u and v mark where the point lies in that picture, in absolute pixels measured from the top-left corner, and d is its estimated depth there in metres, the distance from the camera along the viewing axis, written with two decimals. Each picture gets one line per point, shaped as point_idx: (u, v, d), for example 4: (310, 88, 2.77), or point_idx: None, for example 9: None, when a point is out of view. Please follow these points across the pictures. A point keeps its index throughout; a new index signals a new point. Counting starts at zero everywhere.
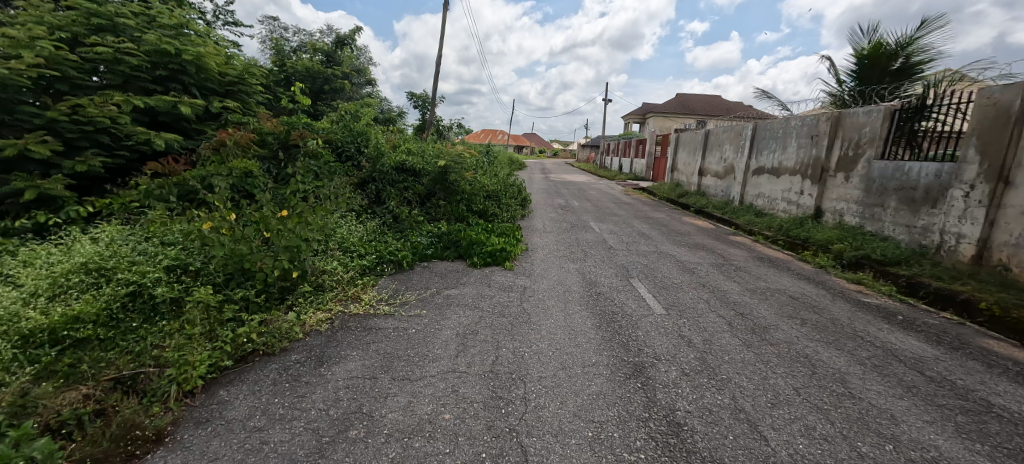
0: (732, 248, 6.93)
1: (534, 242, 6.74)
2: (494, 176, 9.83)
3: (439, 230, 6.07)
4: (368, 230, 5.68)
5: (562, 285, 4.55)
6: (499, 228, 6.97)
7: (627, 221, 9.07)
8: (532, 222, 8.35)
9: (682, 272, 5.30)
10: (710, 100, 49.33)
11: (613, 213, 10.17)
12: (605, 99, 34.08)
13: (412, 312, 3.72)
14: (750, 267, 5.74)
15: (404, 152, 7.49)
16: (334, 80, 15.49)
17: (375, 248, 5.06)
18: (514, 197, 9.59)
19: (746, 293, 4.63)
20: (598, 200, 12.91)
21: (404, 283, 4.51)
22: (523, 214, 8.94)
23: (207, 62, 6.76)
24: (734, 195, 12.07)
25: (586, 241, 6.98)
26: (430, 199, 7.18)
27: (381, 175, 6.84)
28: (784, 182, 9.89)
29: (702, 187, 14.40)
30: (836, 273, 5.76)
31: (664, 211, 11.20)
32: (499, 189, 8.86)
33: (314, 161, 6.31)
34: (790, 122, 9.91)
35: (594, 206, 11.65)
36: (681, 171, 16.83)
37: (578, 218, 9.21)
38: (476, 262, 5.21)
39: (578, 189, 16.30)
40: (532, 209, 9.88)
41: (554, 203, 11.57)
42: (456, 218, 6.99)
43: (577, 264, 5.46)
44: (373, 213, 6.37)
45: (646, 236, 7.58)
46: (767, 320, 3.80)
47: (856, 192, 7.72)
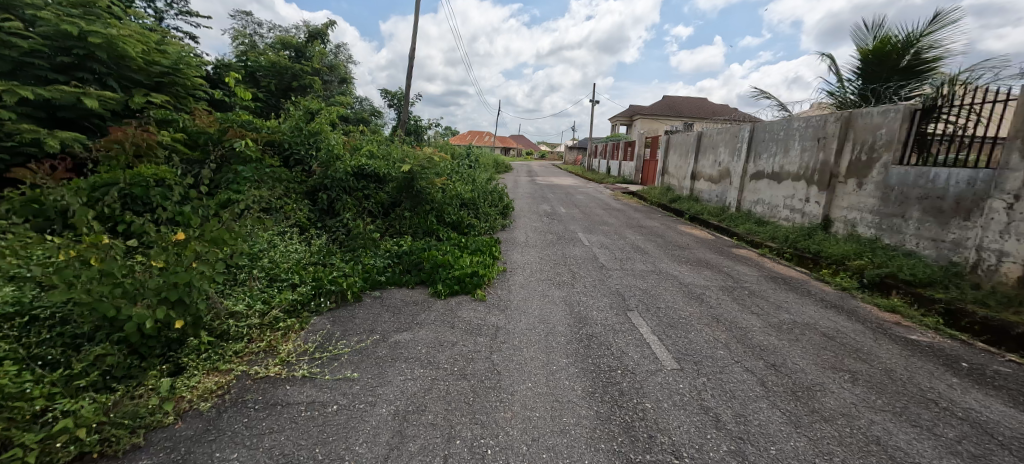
0: (739, 265, 6.09)
1: (514, 259, 5.80)
2: (471, 182, 8.85)
3: (400, 248, 5.09)
4: (310, 251, 4.69)
5: (543, 324, 3.62)
6: (473, 243, 6.01)
7: (618, 231, 8.22)
8: (513, 234, 7.41)
9: (688, 301, 4.42)
10: (698, 102, 49.01)
11: (602, 222, 9.33)
12: (592, 100, 33.38)
13: (340, 374, 2.75)
14: (766, 292, 4.87)
15: (364, 155, 6.49)
16: (303, 76, 14.39)
17: (312, 276, 4.08)
18: (493, 204, 8.64)
19: (771, 331, 3.74)
20: (586, 206, 12.06)
21: (343, 325, 3.52)
22: (504, 224, 8.00)
23: (125, 48, 5.73)
24: (730, 201, 11.30)
25: (574, 256, 6.07)
26: (394, 209, 6.20)
27: (333, 182, 5.82)
28: (786, 188, 9.11)
29: (696, 192, 13.63)
30: (862, 298, 4.95)
31: (656, 219, 10.38)
32: (476, 196, 7.89)
33: (250, 167, 5.30)
34: (793, 123, 9.13)
35: (581, 212, 10.80)
36: (672, 175, 16.08)
37: (565, 228, 8.32)
38: (439, 290, 4.24)
39: (565, 194, 15.45)
40: (514, 218, 8.95)
41: (539, 210, 10.67)
42: (424, 233, 6.02)
43: (563, 289, 4.55)
44: (324, 228, 5.43)
45: (641, 250, 6.69)
46: (809, 379, 2.92)
47: (870, 200, 6.95)
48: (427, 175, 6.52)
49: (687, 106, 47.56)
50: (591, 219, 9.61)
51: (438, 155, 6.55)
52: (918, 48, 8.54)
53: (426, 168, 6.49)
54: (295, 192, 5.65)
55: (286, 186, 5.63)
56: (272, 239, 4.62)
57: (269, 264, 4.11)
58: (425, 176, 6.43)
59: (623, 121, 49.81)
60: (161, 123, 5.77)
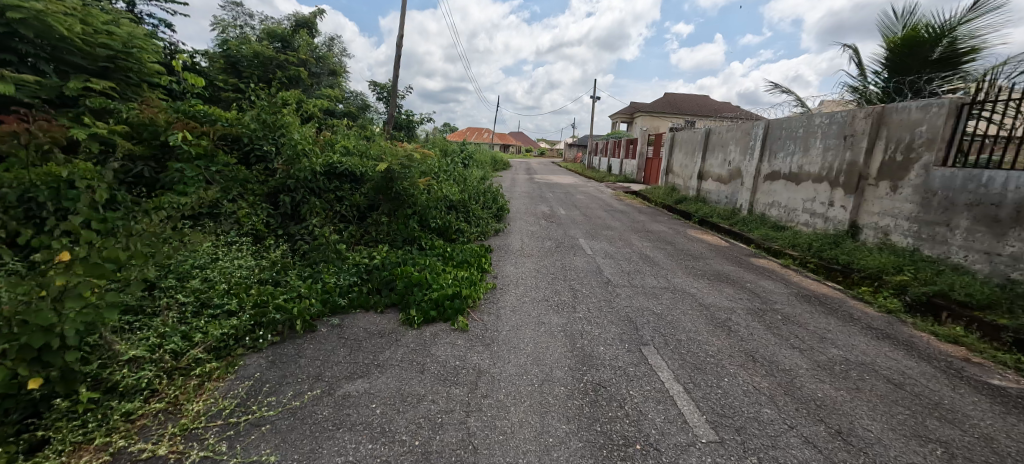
0: (762, 279, 5.32)
1: (506, 272, 5.04)
2: (462, 182, 8.06)
3: (371, 261, 4.33)
4: (260, 266, 3.94)
5: (538, 367, 2.86)
6: (459, 253, 5.26)
7: (624, 237, 7.45)
8: (506, 241, 6.65)
9: (714, 330, 3.66)
10: (699, 99, 48.20)
11: (605, 226, 8.56)
12: (592, 97, 32.57)
13: (258, 453, 2.02)
14: (801, 317, 4.12)
15: (337, 152, 5.71)
16: (288, 67, 13.55)
17: (256, 301, 3.33)
18: (486, 206, 7.86)
19: (825, 377, 2.98)
20: (586, 207, 11.29)
21: (282, 370, 2.77)
22: (497, 228, 7.23)
23: (57, 24, 4.94)
24: (741, 203, 10.54)
25: (575, 268, 5.31)
26: (370, 214, 5.43)
27: (298, 182, 5.03)
28: (806, 190, 8.35)
29: (703, 193, 12.86)
30: (914, 323, 4.22)
31: (663, 222, 9.61)
32: (466, 198, 7.11)
33: (196, 169, 4.55)
34: (814, 119, 8.36)
35: (582, 214, 10.04)
36: (677, 174, 15.31)
37: (565, 233, 7.55)
38: (413, 317, 3.48)
39: (564, 194, 14.67)
40: (509, 222, 8.18)
41: (536, 212, 9.90)
42: (403, 242, 5.26)
43: (563, 314, 3.79)
44: (284, 236, 4.66)
45: (650, 261, 5.92)
46: (891, 456, 2.19)
47: (907, 206, 6.21)
48: (409, 175, 5.73)
49: (688, 103, 46.75)
50: (593, 222, 8.84)
51: (421, 152, 5.76)
52: (953, 38, 7.80)
53: (408, 165, 5.69)
54: (253, 194, 4.88)
55: (243, 187, 4.87)
56: (216, 251, 3.86)
57: (204, 285, 3.36)
58: (406, 176, 5.64)
59: (623, 119, 48.97)
60: (100, 112, 4.99)
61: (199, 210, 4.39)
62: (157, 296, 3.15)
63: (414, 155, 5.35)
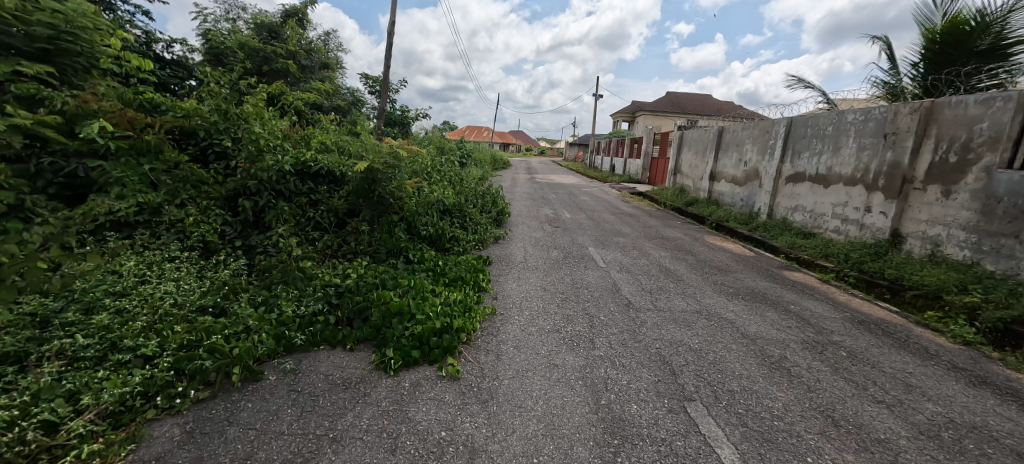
0: (806, 300, 4.55)
1: (507, 290, 4.28)
2: (457, 182, 7.29)
3: (342, 280, 3.56)
4: (202, 290, 3.17)
5: (552, 442, 2.09)
6: (452, 268, 4.50)
7: (638, 246, 6.67)
8: (507, 250, 5.89)
9: (771, 375, 2.90)
10: (703, 98, 47.44)
11: (616, 232, 7.79)
12: (594, 95, 31.86)
13: None
14: (869, 354, 3.35)
15: (312, 149, 4.93)
16: (275, 59, 12.75)
17: (181, 341, 2.57)
18: (484, 210, 7.10)
19: (936, 454, 2.23)
20: (593, 210, 10.51)
21: (199, 448, 2.00)
22: (496, 235, 6.47)
23: None
24: (758, 206, 9.78)
25: (587, 285, 4.55)
26: (349, 221, 4.67)
27: (261, 183, 4.24)
28: (837, 194, 7.59)
29: (715, 195, 12.08)
30: (1005, 361, 3.46)
31: (677, 227, 8.85)
32: (461, 201, 6.35)
33: (135, 173, 3.81)
34: (846, 115, 7.58)
35: (589, 218, 9.27)
36: (685, 174, 14.55)
37: (572, 240, 6.79)
38: (388, 360, 2.72)
39: (568, 195, 13.88)
40: (510, 227, 7.43)
41: (539, 216, 9.13)
42: (386, 254, 4.50)
43: (579, 352, 3.02)
44: (241, 249, 3.90)
45: (672, 275, 5.15)
46: None
47: (964, 213, 5.46)
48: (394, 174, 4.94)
49: (691, 102, 45.99)
50: (601, 228, 8.07)
51: (409, 148, 4.97)
52: (1004, 25, 6.89)
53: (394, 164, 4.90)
54: (207, 197, 4.12)
55: (195, 189, 4.10)
56: (144, 273, 3.09)
57: (115, 320, 2.59)
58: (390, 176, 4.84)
59: (625, 117, 48.20)
60: None
61: (136, 217, 3.63)
62: (48, 337, 2.38)
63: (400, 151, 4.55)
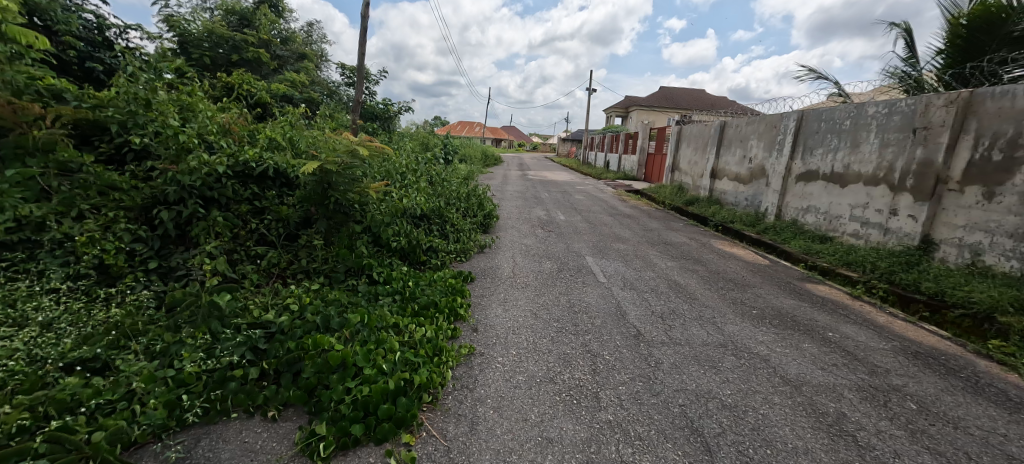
0: (843, 324, 3.87)
1: (489, 318, 3.53)
2: (437, 182, 6.50)
3: (275, 315, 2.79)
4: (79, 336, 2.40)
5: None
6: (423, 290, 3.75)
7: (641, 254, 5.94)
8: (493, 262, 5.15)
9: (835, 448, 2.19)
10: (696, 93, 46.86)
11: (615, 236, 7.06)
12: (587, 89, 31.08)
13: None
14: (943, 406, 2.66)
15: (256, 146, 4.11)
16: (244, 48, 11.81)
17: (13, 427, 1.82)
18: (467, 214, 6.33)
19: None
20: (588, 211, 9.76)
21: None
22: (480, 243, 5.71)
23: None
24: (765, 206, 9.11)
25: (586, 309, 3.81)
26: (302, 234, 3.96)
27: (185, 190, 3.45)
28: (854, 194, 6.92)
29: (716, 193, 11.40)
30: None
31: (681, 230, 8.14)
32: (441, 205, 5.59)
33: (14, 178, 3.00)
34: (866, 108, 6.90)
35: (584, 220, 8.53)
36: (683, 171, 13.87)
37: (567, 247, 6.05)
38: (317, 442, 1.96)
39: (561, 193, 13.12)
40: (498, 233, 6.68)
41: (530, 218, 8.38)
42: (343, 274, 3.74)
43: (579, 417, 2.28)
44: (153, 275, 3.13)
45: (683, 292, 4.42)
46: None
47: (1009, 220, 4.81)
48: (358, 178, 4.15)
49: (685, 97, 45.39)
50: (600, 233, 7.32)
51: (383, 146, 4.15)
52: None
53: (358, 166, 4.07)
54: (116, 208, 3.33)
55: (101, 197, 3.31)
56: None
57: None
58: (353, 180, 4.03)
59: (618, 113, 47.50)
60: None
61: (11, 237, 2.84)
62: None
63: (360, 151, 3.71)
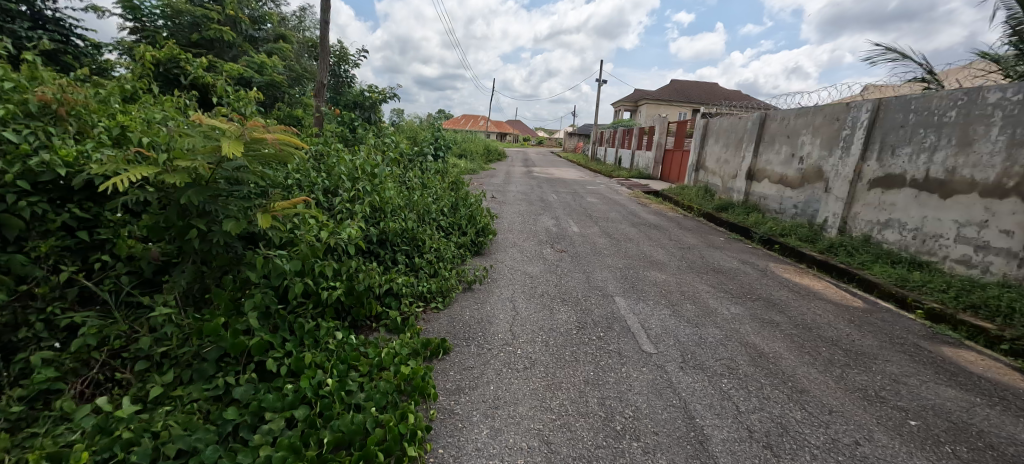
0: None
1: (464, 459, 1.93)
2: (413, 187, 4.86)
3: None
4: None
5: None
6: (352, 395, 2.16)
7: (691, 293, 4.30)
8: (483, 310, 3.55)
9: None
10: (710, 86, 44.79)
11: (647, 259, 5.42)
12: (598, 81, 29.18)
13: None
14: None
15: (86, 140, 2.51)
16: (207, 24, 10.19)
17: None
18: (451, 233, 4.70)
19: None
20: (606, 219, 8.12)
21: None
22: (466, 278, 4.06)
23: None
24: (824, 218, 7.43)
25: (636, 429, 2.19)
26: (155, 290, 2.36)
27: None
28: (964, 209, 5.25)
29: (754, 198, 9.70)
30: None
31: (727, 247, 6.49)
32: (411, 224, 3.97)
33: None
34: (984, 95, 5.20)
35: (603, 232, 6.90)
36: (710, 171, 12.13)
37: (589, 280, 4.43)
38: None
39: (572, 195, 11.45)
40: (495, 255, 5.06)
41: (537, 230, 6.75)
42: (213, 366, 2.15)
43: None
44: None
45: (780, 376, 2.80)
46: None
47: None
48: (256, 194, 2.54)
49: (698, 90, 43.36)
50: (627, 252, 5.68)
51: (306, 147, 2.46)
52: None
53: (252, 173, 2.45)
54: None
55: None
56: None
57: None
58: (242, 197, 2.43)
59: (628, 106, 45.51)
60: None
61: None
62: None
63: (223, 148, 2.01)
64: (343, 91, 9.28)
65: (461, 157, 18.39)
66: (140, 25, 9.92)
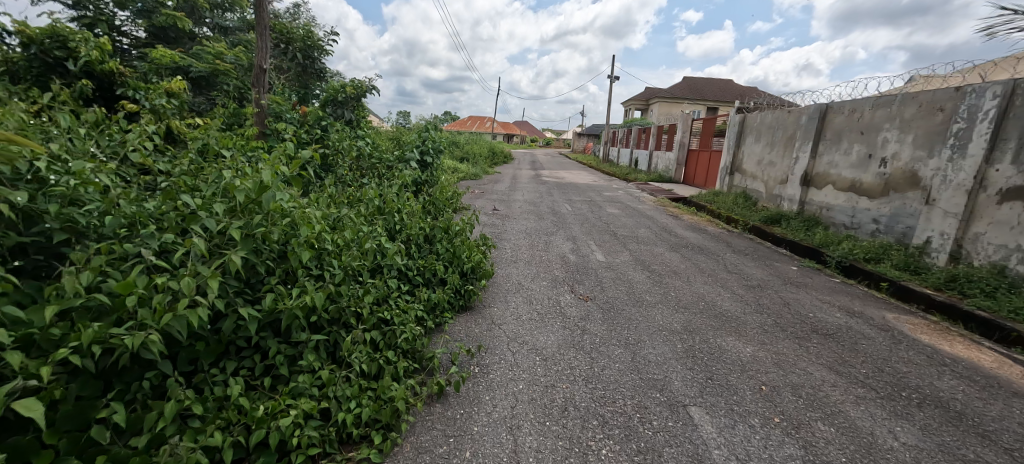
0: None
1: None
2: (366, 210, 3.22)
3: None
4: None
5: None
6: None
7: (810, 389, 2.63)
8: (458, 456, 1.91)
9: None
10: (726, 82, 42.81)
11: (711, 311, 3.75)
12: (610, 78, 27.40)
13: None
14: None
15: None
16: (160, 8, 8.65)
17: None
18: (418, 283, 3.06)
19: None
20: (636, 239, 6.45)
21: None
22: (436, 375, 2.42)
23: None
24: (925, 239, 5.70)
25: None
26: None
27: None
28: None
29: (814, 208, 7.95)
30: None
31: (808, 282, 4.80)
32: (341, 287, 2.36)
33: None
34: None
35: (638, 261, 5.23)
36: (749, 174, 10.37)
37: (637, 362, 2.79)
38: None
39: (588, 205, 9.77)
40: (490, 313, 3.43)
41: (550, 260, 5.08)
42: None
43: None
44: None
45: None
46: None
47: None
48: None
49: (713, 86, 41.40)
50: (679, 298, 4.01)
51: None
52: None
53: None
54: None
55: None
56: None
57: None
58: None
59: (639, 105, 43.64)
60: None
61: None
62: None
63: None
64: (314, 83, 7.71)
65: (463, 161, 16.82)
66: (81, 11, 8.49)
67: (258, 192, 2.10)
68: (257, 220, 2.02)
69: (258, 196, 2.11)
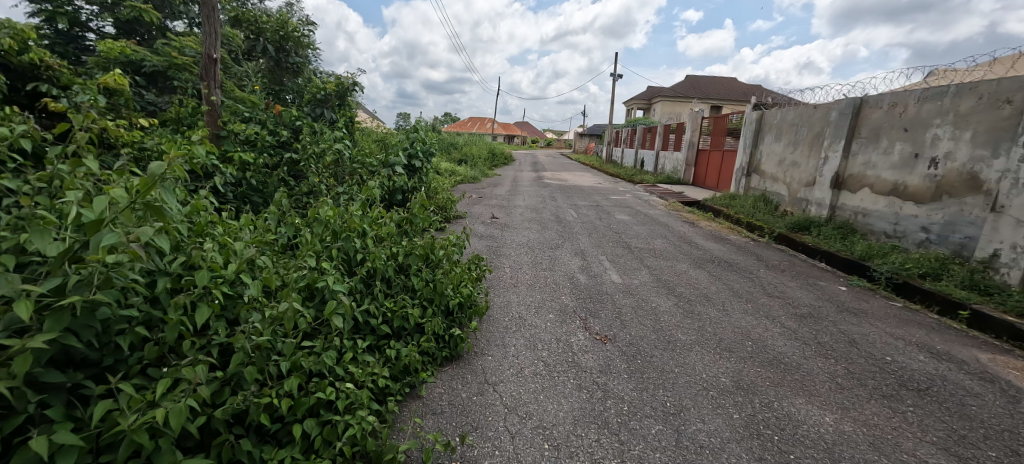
0: None
1: None
2: (315, 235, 2.43)
3: None
4: None
5: None
6: None
7: None
8: None
9: None
10: (731, 80, 41.92)
11: (763, 356, 2.96)
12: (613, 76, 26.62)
13: None
14: None
15: None
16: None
17: None
18: (385, 334, 2.28)
19: None
20: (653, 252, 5.67)
21: None
22: None
23: None
24: (990, 252, 4.91)
25: None
26: None
27: None
28: None
29: (847, 214, 7.16)
30: None
31: (865, 308, 4.02)
32: (246, 366, 1.60)
33: None
34: None
35: (660, 282, 4.44)
36: (769, 176, 9.56)
37: (683, 449, 2.00)
38: None
39: (595, 210, 9.00)
40: (483, 366, 2.64)
41: (556, 282, 4.30)
42: None
43: None
44: None
45: None
46: None
47: None
48: None
49: (718, 85, 40.54)
50: (719, 336, 3.22)
51: None
52: None
53: None
54: None
55: None
56: None
57: None
58: None
59: (642, 105, 42.87)
60: None
61: None
62: None
63: None
64: (290, 79, 6.92)
65: (461, 164, 16.05)
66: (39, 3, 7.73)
67: (88, 229, 1.41)
68: (91, 258, 1.35)
69: (90, 234, 1.42)
